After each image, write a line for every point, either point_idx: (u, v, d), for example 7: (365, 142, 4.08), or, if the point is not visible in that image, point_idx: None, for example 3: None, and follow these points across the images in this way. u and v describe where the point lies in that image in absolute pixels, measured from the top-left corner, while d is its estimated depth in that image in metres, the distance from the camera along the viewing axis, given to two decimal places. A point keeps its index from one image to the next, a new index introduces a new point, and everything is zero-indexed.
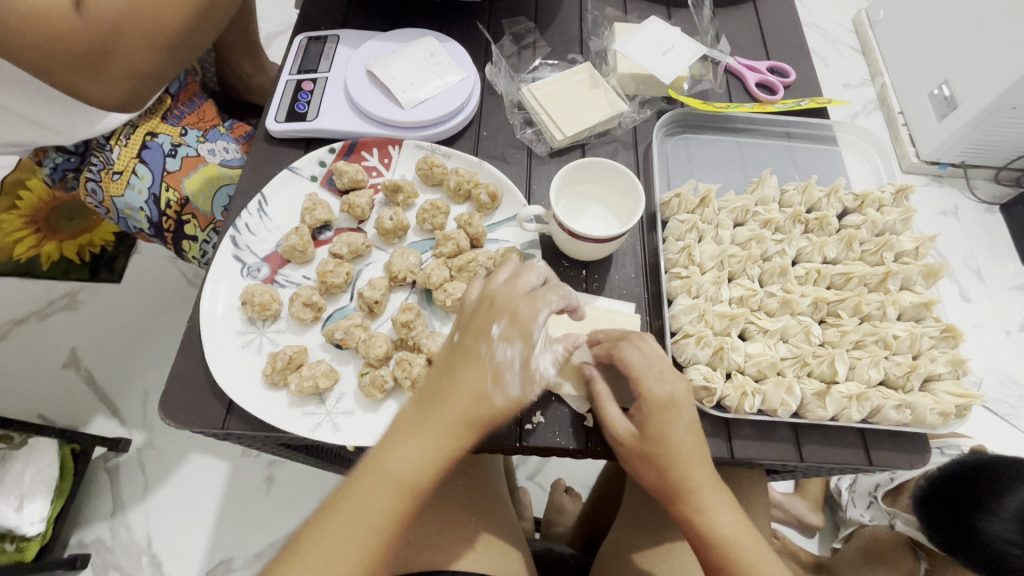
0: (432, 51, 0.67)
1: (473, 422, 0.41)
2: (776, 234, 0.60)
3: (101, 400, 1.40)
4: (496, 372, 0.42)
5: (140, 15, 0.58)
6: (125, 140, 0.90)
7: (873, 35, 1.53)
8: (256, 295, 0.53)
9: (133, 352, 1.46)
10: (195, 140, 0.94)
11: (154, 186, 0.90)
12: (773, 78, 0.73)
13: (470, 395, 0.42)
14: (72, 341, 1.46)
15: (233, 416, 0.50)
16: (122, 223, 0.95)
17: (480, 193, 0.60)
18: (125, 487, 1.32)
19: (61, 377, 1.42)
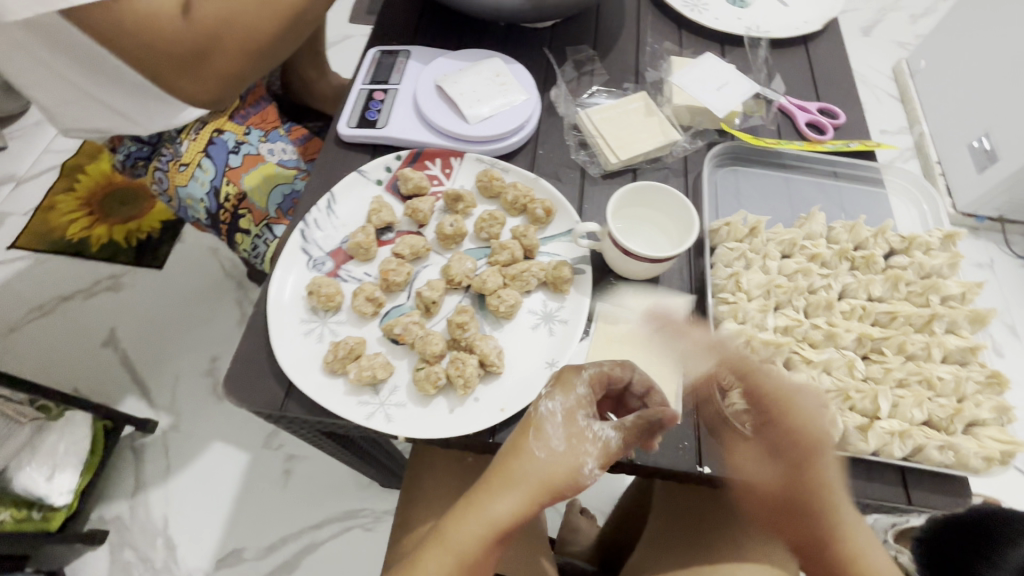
0: (498, 71, 0.71)
1: (532, 477, 0.46)
2: (821, 269, 0.61)
3: (135, 380, 1.46)
4: (537, 431, 0.48)
5: (238, 23, 0.64)
6: (194, 135, 0.97)
7: (912, 84, 1.55)
8: (321, 287, 0.56)
9: (169, 337, 1.51)
10: (257, 140, 1.00)
11: (217, 180, 0.96)
12: (823, 119, 0.75)
13: (520, 453, 0.47)
14: (112, 322, 1.52)
15: (291, 399, 0.53)
16: (183, 212, 1.00)
17: (536, 208, 0.63)
18: (148, 468, 1.36)
19: (99, 355, 1.48)
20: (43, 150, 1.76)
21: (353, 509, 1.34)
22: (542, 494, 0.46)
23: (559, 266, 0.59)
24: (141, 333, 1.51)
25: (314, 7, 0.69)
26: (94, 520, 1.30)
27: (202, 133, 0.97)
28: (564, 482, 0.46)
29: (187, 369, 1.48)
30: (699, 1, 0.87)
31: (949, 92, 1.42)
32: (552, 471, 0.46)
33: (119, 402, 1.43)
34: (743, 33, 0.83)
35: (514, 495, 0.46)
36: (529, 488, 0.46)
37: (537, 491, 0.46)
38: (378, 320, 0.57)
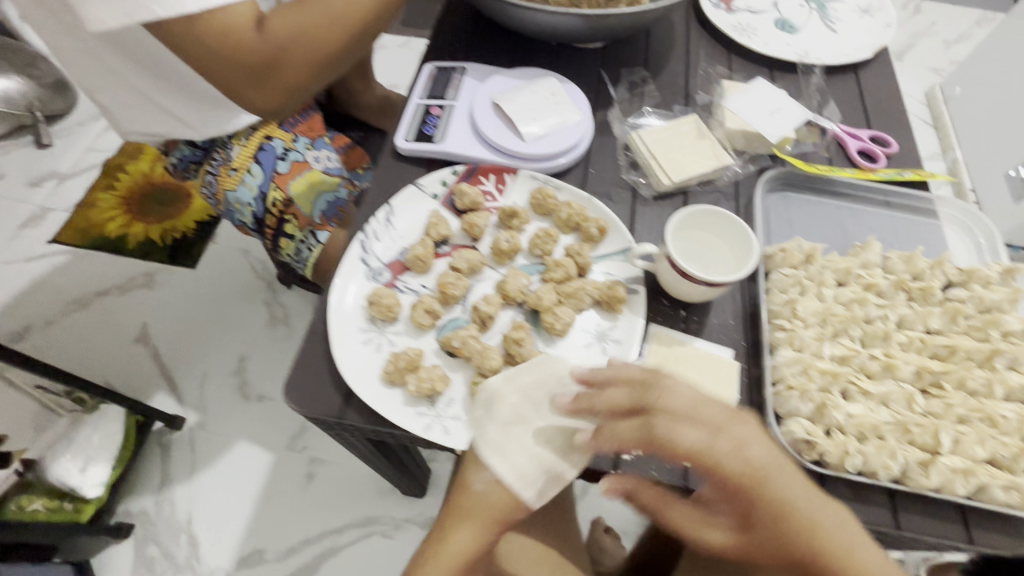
0: (553, 90, 0.72)
1: (479, 510, 0.48)
2: (878, 299, 0.61)
3: (165, 377, 1.48)
4: (473, 462, 0.49)
5: (307, 39, 0.66)
6: (244, 142, 0.99)
7: (946, 110, 1.54)
8: (381, 298, 0.57)
9: (200, 335, 1.54)
10: (304, 147, 1.02)
11: (265, 185, 0.98)
12: (875, 147, 0.75)
13: (463, 492, 0.49)
14: (146, 319, 1.55)
15: (350, 408, 0.53)
16: (230, 216, 1.02)
17: (590, 227, 0.64)
18: (174, 464, 1.38)
19: (132, 351, 1.51)
20: (86, 148, 1.81)
21: (373, 515, 1.34)
22: (494, 523, 0.48)
23: (613, 286, 0.60)
24: (174, 331, 1.54)
25: (379, 26, 0.72)
26: (120, 513, 1.32)
27: (252, 139, 0.99)
28: (509, 508, 0.48)
29: (216, 368, 1.50)
30: (748, 26, 0.88)
31: (985, 120, 1.41)
32: (495, 501, 0.48)
33: (148, 397, 1.45)
34: (794, 60, 0.84)
35: (468, 531, 0.47)
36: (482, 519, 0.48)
37: (488, 522, 0.48)
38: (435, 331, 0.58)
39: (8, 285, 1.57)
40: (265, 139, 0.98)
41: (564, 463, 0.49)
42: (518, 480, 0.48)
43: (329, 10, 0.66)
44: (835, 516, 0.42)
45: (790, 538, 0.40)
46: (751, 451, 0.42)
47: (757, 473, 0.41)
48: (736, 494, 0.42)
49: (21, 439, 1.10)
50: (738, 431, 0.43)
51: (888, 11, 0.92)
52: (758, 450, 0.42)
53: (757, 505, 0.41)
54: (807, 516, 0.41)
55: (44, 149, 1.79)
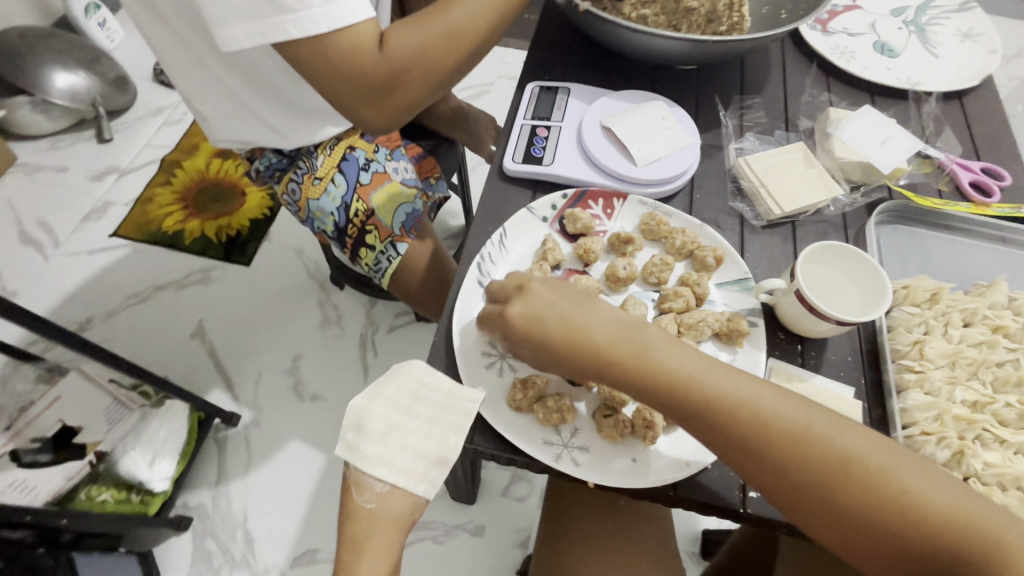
0: (663, 113, 0.72)
1: (382, 528, 0.53)
2: (1008, 342, 0.59)
3: (221, 373, 1.50)
4: (358, 487, 0.53)
5: (426, 57, 0.66)
6: (328, 151, 1.00)
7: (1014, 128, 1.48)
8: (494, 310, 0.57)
9: (254, 333, 1.56)
10: (384, 158, 1.04)
11: (348, 195, 1.00)
12: (989, 179, 0.73)
13: (355, 519, 0.52)
14: (202, 314, 1.58)
15: (477, 434, 0.53)
16: (310, 224, 1.03)
17: (706, 255, 0.63)
18: (230, 460, 1.40)
19: (189, 346, 1.54)
20: (145, 144, 1.84)
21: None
22: (398, 525, 0.54)
23: (735, 318, 0.59)
24: (230, 327, 1.57)
25: (491, 42, 0.71)
26: (179, 506, 1.35)
27: (337, 149, 1.01)
28: (404, 510, 0.53)
29: (270, 366, 1.52)
30: (847, 49, 0.87)
31: None
32: (390, 508, 0.53)
33: (205, 392, 1.47)
34: (899, 86, 0.82)
35: (378, 545, 0.53)
36: (394, 530, 0.53)
37: (393, 527, 0.53)
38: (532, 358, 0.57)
39: (70, 276, 1.60)
40: (348, 149, 1.00)
41: (443, 447, 0.52)
42: (407, 481, 0.52)
43: (446, 28, 0.66)
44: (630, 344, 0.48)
45: (578, 357, 0.49)
46: (533, 299, 0.51)
47: (526, 306, 0.50)
48: (527, 337, 0.50)
49: (95, 431, 1.12)
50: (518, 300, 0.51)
51: (992, 37, 0.90)
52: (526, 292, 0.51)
53: (543, 339, 0.50)
54: (587, 335, 0.49)
55: (104, 144, 1.83)
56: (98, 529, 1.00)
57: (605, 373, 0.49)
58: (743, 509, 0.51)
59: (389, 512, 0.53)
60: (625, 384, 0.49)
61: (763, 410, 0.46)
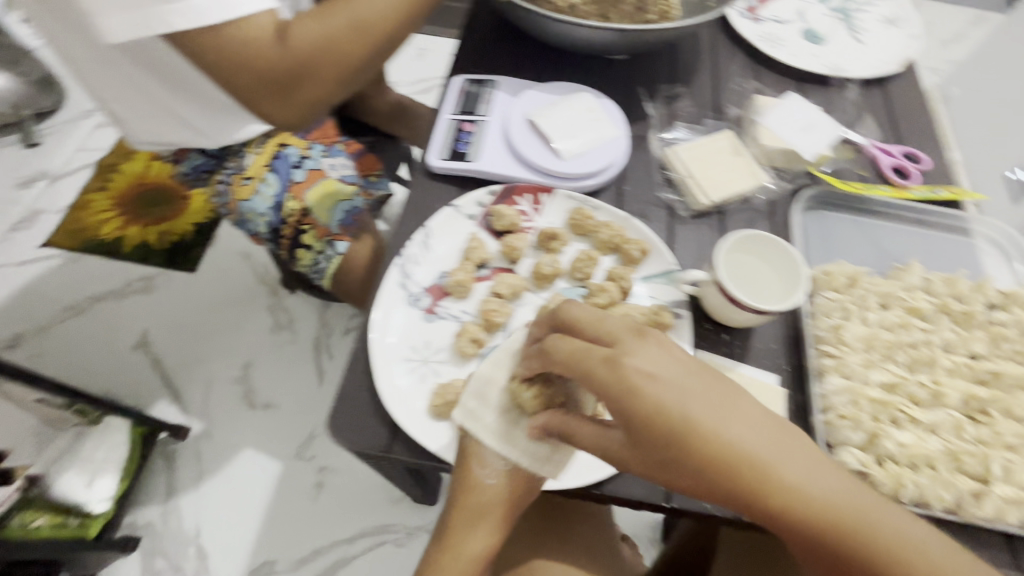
0: (589, 105, 0.70)
1: (491, 508, 0.51)
2: (922, 323, 0.60)
3: (166, 384, 1.44)
4: (478, 460, 0.51)
5: (330, 50, 0.65)
6: (258, 151, 0.97)
7: None
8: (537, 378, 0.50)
9: (201, 341, 1.50)
10: (318, 154, 1.00)
11: (281, 195, 0.96)
12: (908, 163, 0.75)
13: (472, 489, 0.51)
14: (145, 325, 1.51)
15: (397, 443, 0.52)
16: (244, 227, 0.99)
17: (632, 249, 0.63)
18: (180, 474, 1.34)
19: (132, 359, 1.46)
20: (77, 147, 1.74)
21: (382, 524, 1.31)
22: (503, 513, 0.52)
23: (660, 311, 0.59)
24: (176, 336, 1.50)
25: (403, 35, 0.69)
26: (126, 525, 1.28)
27: (266, 147, 0.98)
28: (518, 495, 0.52)
29: (220, 375, 1.46)
30: (775, 37, 0.87)
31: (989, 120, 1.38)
32: (504, 490, 0.51)
33: (149, 406, 1.40)
34: (824, 73, 0.83)
35: (484, 523, 0.52)
36: (503, 512, 0.52)
37: (499, 514, 0.52)
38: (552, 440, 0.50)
39: None
40: (279, 146, 0.97)
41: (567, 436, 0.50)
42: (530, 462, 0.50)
43: (351, 20, 0.65)
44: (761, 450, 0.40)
45: (683, 460, 0.40)
46: (647, 380, 0.41)
47: (627, 384, 0.41)
48: (630, 420, 0.41)
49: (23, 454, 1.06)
50: (628, 368, 0.41)
51: (913, 23, 0.92)
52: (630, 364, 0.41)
53: (645, 430, 0.41)
54: (692, 429, 0.40)
55: (32, 149, 1.73)
56: (26, 555, 0.94)
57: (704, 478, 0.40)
58: (665, 503, 0.51)
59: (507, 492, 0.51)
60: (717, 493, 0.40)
61: (883, 540, 0.38)
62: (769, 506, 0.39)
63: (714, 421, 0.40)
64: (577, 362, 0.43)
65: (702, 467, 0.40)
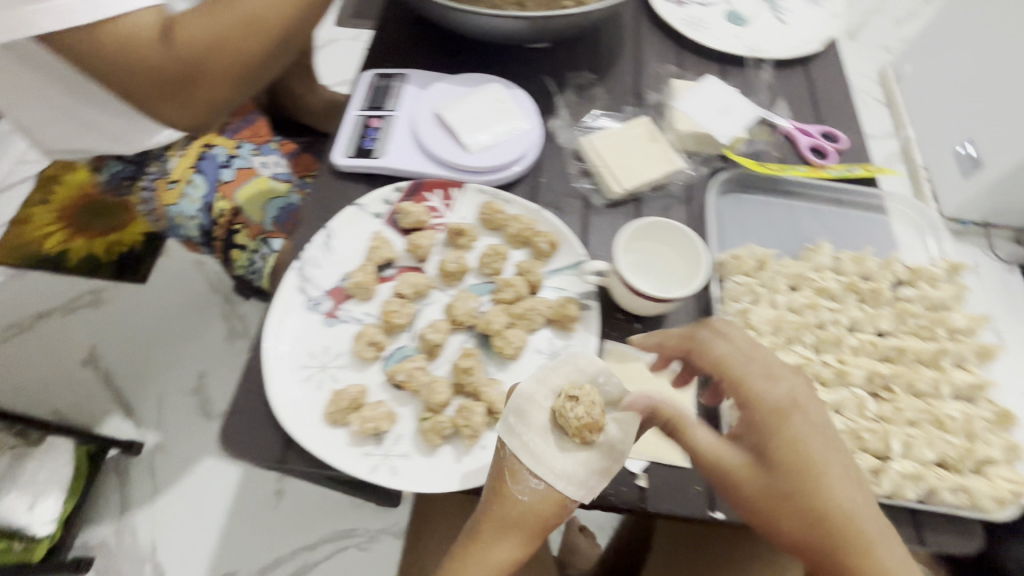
0: (498, 96, 0.69)
1: (518, 525, 0.45)
2: (830, 303, 0.61)
3: (117, 399, 1.32)
4: (513, 474, 0.46)
5: (222, 47, 0.62)
6: (182, 153, 0.94)
7: (898, 88, 1.43)
8: (585, 395, 0.47)
9: (154, 352, 1.39)
10: (248, 153, 0.96)
11: (210, 196, 0.92)
12: (825, 143, 0.74)
13: (504, 502, 0.46)
14: (94, 340, 1.39)
15: (293, 452, 0.51)
16: (175, 231, 0.95)
17: (541, 242, 0.62)
18: (135, 490, 1.23)
19: (80, 378, 1.35)
20: (13, 156, 1.64)
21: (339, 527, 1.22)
22: (537, 530, 0.46)
23: (566, 303, 0.58)
24: (126, 350, 1.38)
25: (303, 27, 0.66)
26: (78, 548, 1.19)
27: (190, 149, 0.94)
28: (551, 517, 0.46)
29: (173, 387, 1.35)
30: (698, 18, 0.85)
31: (929, 87, 1.34)
32: (538, 511, 0.46)
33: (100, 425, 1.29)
34: (744, 54, 0.82)
35: (512, 541, 0.46)
36: (532, 530, 0.46)
37: (532, 531, 0.46)
38: (585, 463, 0.46)
39: None
40: (204, 147, 0.94)
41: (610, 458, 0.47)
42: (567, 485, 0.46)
43: (241, 14, 0.61)
44: (860, 500, 0.43)
45: (797, 497, 0.43)
46: (795, 409, 0.45)
47: (782, 406, 0.45)
48: (768, 442, 0.45)
49: None
50: (763, 381, 0.47)
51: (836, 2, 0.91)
52: (786, 389, 0.46)
53: (775, 446, 0.44)
54: (823, 472, 0.44)
55: None
56: None
57: (808, 515, 0.43)
58: None
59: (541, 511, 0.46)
60: (810, 534, 0.43)
61: None
62: (853, 563, 0.42)
63: (838, 475, 0.44)
64: (741, 380, 0.47)
65: (812, 492, 0.43)
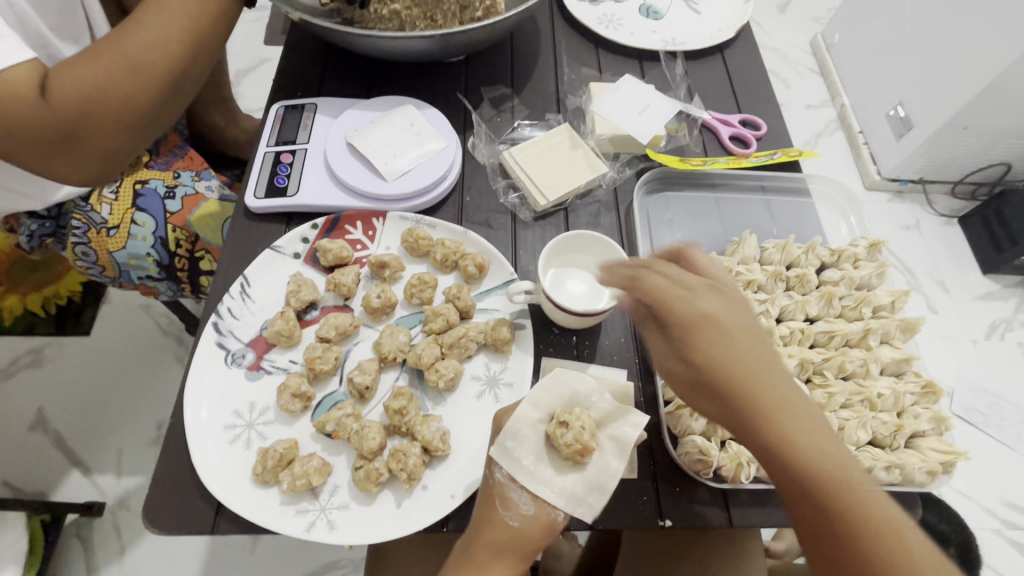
0: (412, 120, 0.68)
1: (506, 549, 0.45)
2: (759, 294, 0.62)
3: (69, 458, 1.05)
4: (503, 500, 0.46)
5: (108, 95, 0.58)
6: (112, 195, 0.75)
7: (830, 58, 1.50)
8: (575, 420, 0.46)
9: (110, 402, 1.10)
10: (189, 180, 0.79)
11: (161, 230, 0.75)
12: (745, 131, 0.75)
13: (493, 525, 0.45)
14: (40, 399, 1.10)
15: (222, 519, 0.48)
16: (126, 278, 0.78)
17: (468, 265, 0.60)
18: (97, 554, 0.98)
19: (28, 446, 1.06)
20: None
21: (332, 558, 1.00)
22: (525, 554, 0.45)
23: (497, 326, 0.56)
24: (75, 406, 1.09)
25: (196, 67, 0.63)
26: None
27: (121, 188, 0.76)
28: (540, 540, 0.45)
29: (132, 437, 1.07)
30: (613, 16, 0.84)
31: (862, 59, 1.39)
32: (529, 536, 0.45)
33: (53, 492, 1.02)
34: (659, 48, 0.82)
35: (505, 564, 0.45)
36: (520, 557, 0.45)
37: (521, 555, 0.45)
38: (584, 479, 0.46)
39: None
40: (138, 183, 0.76)
41: (603, 474, 0.46)
42: (567, 502, 0.45)
43: (124, 59, 0.58)
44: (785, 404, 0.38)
45: (724, 400, 0.39)
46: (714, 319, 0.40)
47: (702, 318, 0.40)
48: (692, 352, 0.40)
49: None
50: (708, 297, 0.42)
51: None
52: (706, 301, 0.41)
53: (698, 355, 0.40)
54: (749, 382, 0.39)
55: None
56: None
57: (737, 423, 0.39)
58: None
59: (530, 536, 0.45)
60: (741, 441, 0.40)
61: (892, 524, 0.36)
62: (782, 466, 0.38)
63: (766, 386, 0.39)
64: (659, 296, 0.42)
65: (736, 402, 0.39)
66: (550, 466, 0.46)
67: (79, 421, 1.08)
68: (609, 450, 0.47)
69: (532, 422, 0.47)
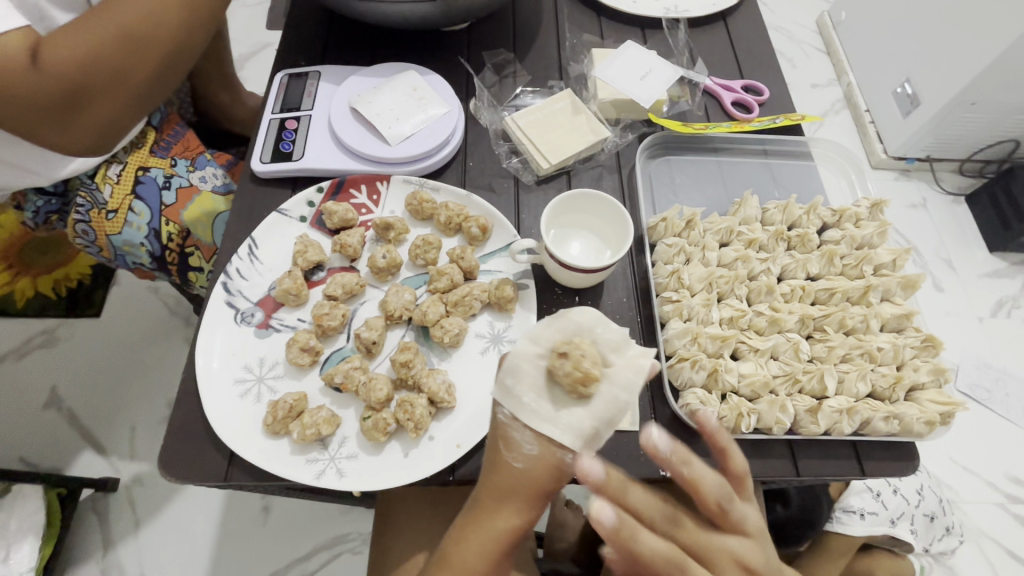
0: (414, 85, 0.68)
1: (516, 490, 0.45)
2: (760, 253, 0.62)
3: (84, 436, 1.07)
4: (505, 442, 0.45)
5: (110, 58, 0.57)
6: (115, 175, 0.73)
7: (837, 36, 1.49)
8: (574, 349, 0.43)
9: (121, 381, 1.12)
10: (184, 171, 0.77)
11: (155, 221, 0.74)
12: (748, 96, 0.75)
13: (501, 469, 0.45)
14: (55, 378, 1.12)
15: (235, 467, 0.50)
16: (121, 261, 0.78)
17: (470, 226, 0.61)
18: (112, 526, 1.00)
19: (44, 422, 1.08)
20: None
21: (341, 531, 1.02)
22: (535, 494, 0.45)
23: (501, 285, 0.57)
24: (90, 385, 1.11)
25: (193, 35, 0.62)
26: None
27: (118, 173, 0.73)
28: (549, 479, 0.45)
29: (145, 415, 1.09)
30: None
31: (870, 37, 1.37)
32: (535, 477, 0.45)
33: (69, 468, 1.04)
34: (661, 16, 0.81)
35: (513, 507, 0.46)
36: (533, 497, 0.45)
37: (531, 493, 0.45)
38: (590, 412, 0.42)
39: None
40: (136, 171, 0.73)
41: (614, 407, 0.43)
42: None
43: (124, 21, 0.56)
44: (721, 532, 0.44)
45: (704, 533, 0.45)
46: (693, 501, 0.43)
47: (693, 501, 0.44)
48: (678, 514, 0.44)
49: None
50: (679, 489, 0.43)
51: None
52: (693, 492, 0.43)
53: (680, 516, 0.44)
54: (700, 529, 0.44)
55: None
56: None
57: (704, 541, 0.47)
58: None
59: (539, 479, 0.45)
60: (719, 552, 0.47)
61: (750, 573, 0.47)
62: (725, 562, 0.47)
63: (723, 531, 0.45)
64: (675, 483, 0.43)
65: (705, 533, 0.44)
66: (550, 403, 0.43)
67: (93, 398, 1.10)
68: (618, 383, 0.43)
69: (530, 357, 0.44)
